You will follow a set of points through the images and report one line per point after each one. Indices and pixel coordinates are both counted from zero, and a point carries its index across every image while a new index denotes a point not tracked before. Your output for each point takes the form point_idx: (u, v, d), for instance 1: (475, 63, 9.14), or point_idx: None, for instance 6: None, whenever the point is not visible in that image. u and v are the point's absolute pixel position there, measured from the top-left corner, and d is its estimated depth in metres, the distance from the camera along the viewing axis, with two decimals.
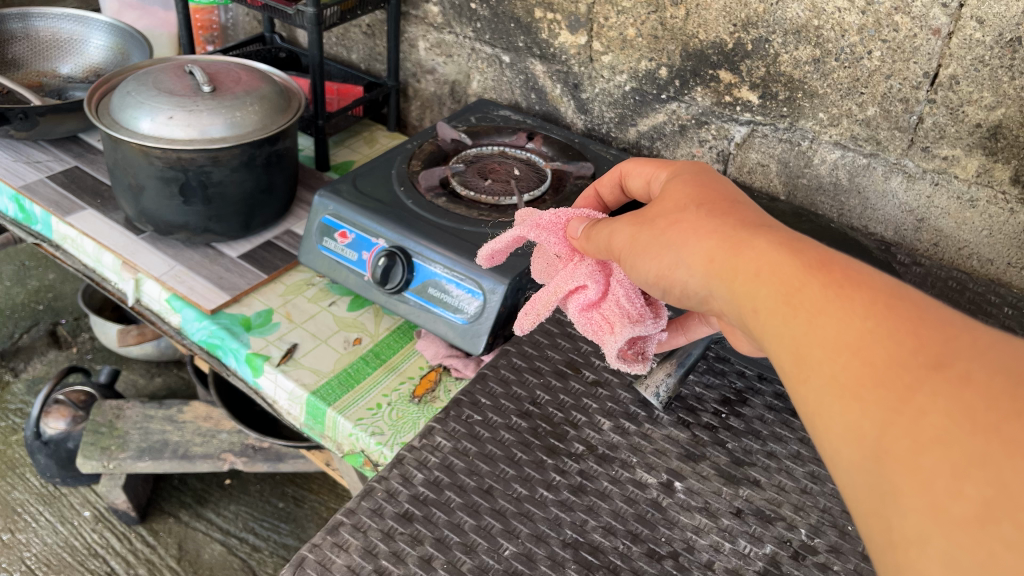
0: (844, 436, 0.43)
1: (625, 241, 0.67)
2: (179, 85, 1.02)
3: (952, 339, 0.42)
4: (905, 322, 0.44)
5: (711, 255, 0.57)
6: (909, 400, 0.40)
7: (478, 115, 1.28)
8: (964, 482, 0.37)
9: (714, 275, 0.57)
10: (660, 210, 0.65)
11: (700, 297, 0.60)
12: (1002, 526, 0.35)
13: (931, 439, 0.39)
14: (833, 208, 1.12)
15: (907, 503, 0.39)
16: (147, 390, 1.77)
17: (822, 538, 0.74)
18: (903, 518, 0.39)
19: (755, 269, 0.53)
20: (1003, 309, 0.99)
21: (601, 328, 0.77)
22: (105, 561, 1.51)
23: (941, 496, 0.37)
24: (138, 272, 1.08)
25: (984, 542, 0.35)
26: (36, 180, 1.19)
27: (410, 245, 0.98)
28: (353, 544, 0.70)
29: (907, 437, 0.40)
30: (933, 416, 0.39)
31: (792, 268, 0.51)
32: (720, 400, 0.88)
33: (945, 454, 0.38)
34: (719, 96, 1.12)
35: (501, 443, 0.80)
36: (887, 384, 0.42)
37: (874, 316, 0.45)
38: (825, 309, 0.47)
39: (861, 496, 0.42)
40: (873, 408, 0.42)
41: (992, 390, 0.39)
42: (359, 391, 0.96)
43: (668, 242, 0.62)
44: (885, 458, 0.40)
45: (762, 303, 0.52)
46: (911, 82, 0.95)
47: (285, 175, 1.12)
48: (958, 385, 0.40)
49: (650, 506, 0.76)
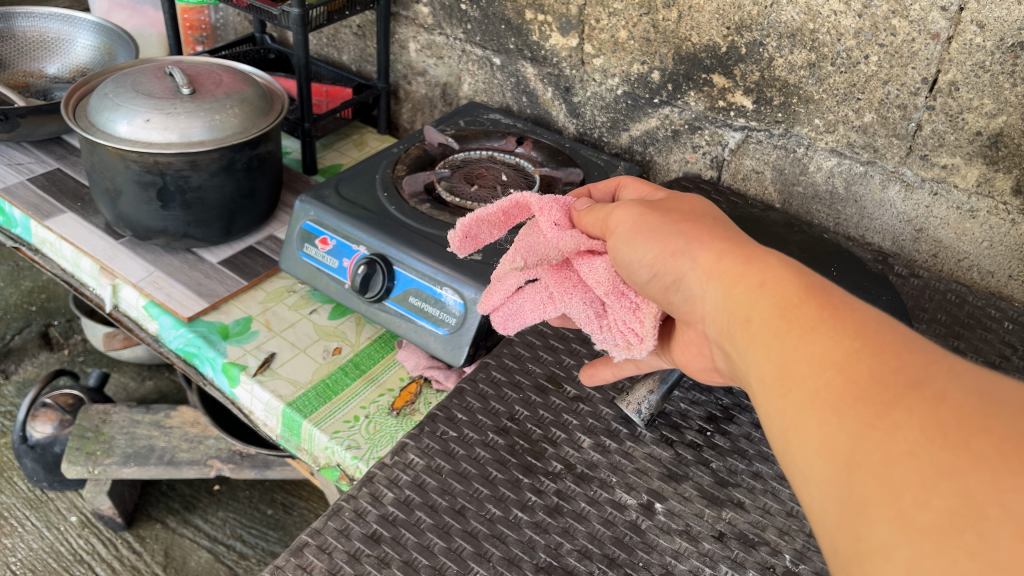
0: (817, 448, 0.42)
1: (629, 218, 0.63)
2: (158, 87, 1.00)
3: (933, 361, 0.42)
4: (891, 345, 0.43)
5: (717, 257, 0.56)
6: (885, 414, 0.40)
7: (468, 119, 1.25)
8: (932, 492, 0.37)
9: (711, 279, 0.55)
10: (679, 210, 0.62)
11: (684, 291, 0.58)
12: (965, 535, 0.35)
13: (904, 452, 0.38)
14: (829, 217, 1.09)
15: (874, 513, 0.38)
16: (138, 393, 1.76)
17: (808, 564, 0.71)
18: (870, 528, 0.38)
19: (760, 278, 0.52)
20: (1003, 324, 0.96)
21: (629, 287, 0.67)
22: (91, 568, 1.49)
23: (909, 507, 0.37)
24: (116, 277, 1.06)
25: (947, 551, 0.35)
26: (17, 183, 1.17)
27: (391, 252, 0.96)
28: (317, 566, 0.67)
29: (880, 449, 0.39)
30: (908, 431, 0.39)
31: (785, 282, 0.50)
32: (705, 417, 0.86)
33: (916, 467, 0.38)
34: (712, 101, 1.09)
35: (475, 460, 0.78)
36: (866, 399, 0.41)
37: (863, 336, 0.44)
38: (819, 326, 0.46)
39: (830, 509, 0.41)
40: (850, 420, 0.41)
41: (965, 409, 0.38)
42: (336, 403, 0.93)
43: (675, 230, 0.59)
44: (858, 470, 0.40)
45: (756, 313, 0.50)
46: (909, 88, 0.92)
47: (267, 179, 1.10)
48: (933, 403, 0.39)
49: (629, 528, 0.72)
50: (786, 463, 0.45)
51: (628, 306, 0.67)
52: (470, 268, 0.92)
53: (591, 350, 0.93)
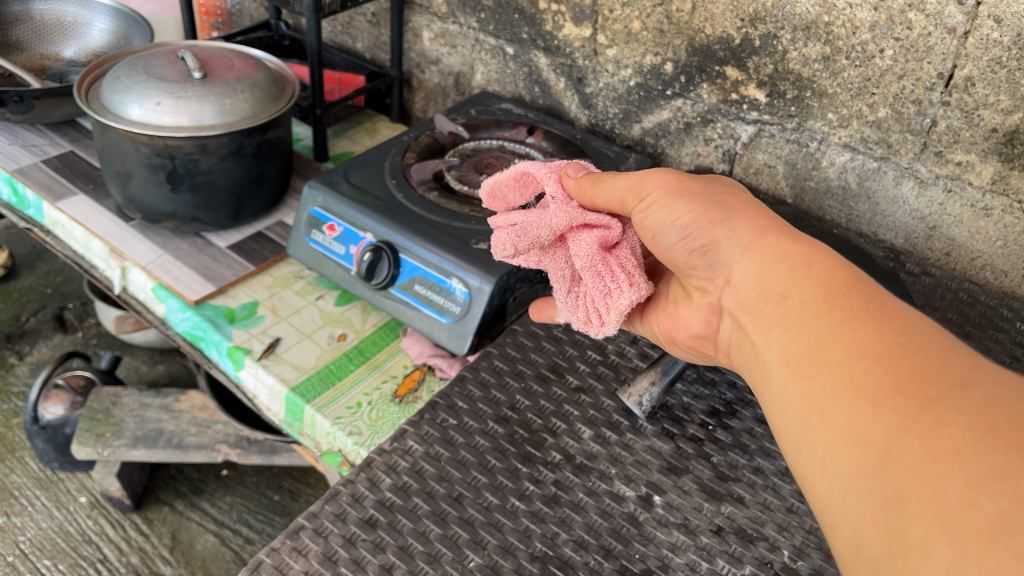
0: (848, 439, 0.42)
1: (666, 183, 0.61)
2: (170, 70, 1.00)
3: (979, 366, 0.42)
4: (936, 346, 0.44)
5: (761, 232, 0.55)
6: (928, 411, 0.40)
7: (479, 108, 1.25)
8: (979, 493, 0.36)
9: (748, 250, 0.55)
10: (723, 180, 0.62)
11: (711, 257, 0.58)
12: (1014, 539, 0.34)
13: (947, 449, 0.38)
14: (841, 213, 1.08)
15: (911, 509, 0.38)
16: (149, 377, 1.78)
17: (806, 561, 0.70)
18: (906, 525, 0.38)
19: (804, 262, 0.51)
20: (1014, 324, 0.94)
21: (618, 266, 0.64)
22: (98, 548, 1.51)
23: (952, 506, 0.36)
24: (125, 260, 1.06)
25: (993, 552, 0.34)
26: (30, 164, 1.18)
27: (397, 240, 0.96)
28: (312, 549, 0.67)
29: (921, 445, 0.39)
30: (952, 429, 0.39)
31: (835, 272, 0.50)
32: (708, 411, 0.85)
33: (962, 466, 0.37)
34: (725, 94, 1.08)
35: (475, 449, 0.78)
36: (909, 393, 0.41)
37: (907, 333, 0.45)
38: (861, 315, 0.46)
39: (856, 503, 0.41)
40: (889, 413, 0.41)
41: (1015, 412, 0.38)
42: (339, 389, 0.93)
43: (720, 202, 0.58)
44: (893, 463, 0.39)
45: (795, 293, 0.50)
46: (924, 83, 0.91)
47: (276, 165, 1.10)
48: (982, 405, 0.39)
49: (626, 520, 0.72)
50: (806, 451, 0.45)
51: (598, 288, 0.64)
52: (476, 257, 0.92)
53: (595, 341, 0.93)
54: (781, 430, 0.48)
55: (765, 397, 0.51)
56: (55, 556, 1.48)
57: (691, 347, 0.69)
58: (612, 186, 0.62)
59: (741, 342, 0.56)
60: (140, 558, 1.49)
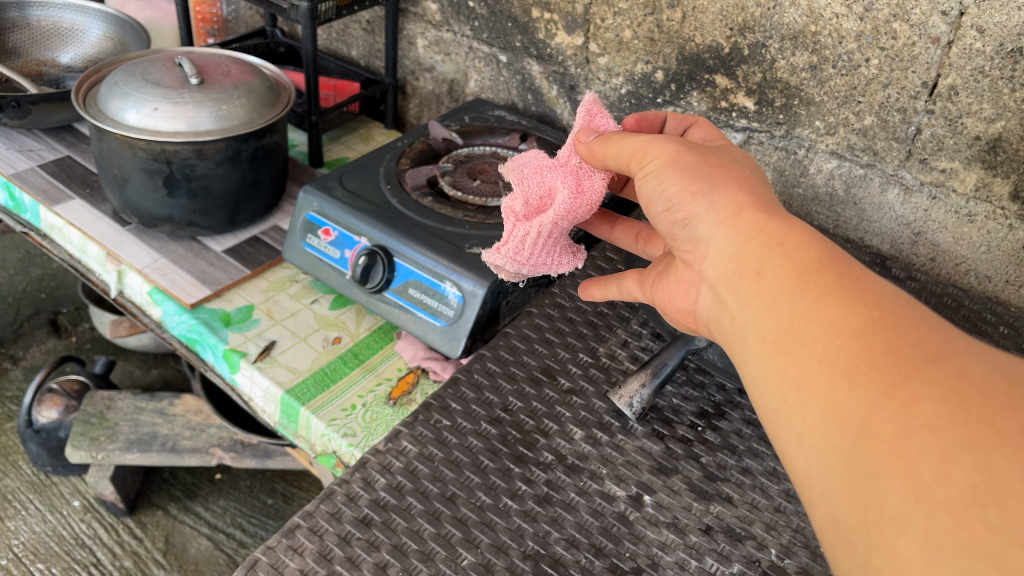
0: (825, 415, 0.43)
1: (664, 154, 0.60)
2: (167, 76, 1.01)
3: (951, 340, 0.43)
4: (909, 319, 0.44)
5: (738, 207, 0.55)
6: (903, 386, 0.40)
7: (472, 115, 1.26)
8: (952, 467, 0.37)
9: (724, 226, 0.54)
10: (709, 151, 0.61)
11: (690, 230, 0.57)
12: (987, 511, 0.35)
13: (922, 425, 0.39)
14: (829, 219, 1.09)
15: (886, 483, 0.39)
16: (143, 381, 1.78)
17: (793, 560, 0.72)
18: (881, 499, 0.39)
19: (779, 236, 0.51)
20: (998, 328, 0.96)
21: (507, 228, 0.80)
22: (92, 552, 1.51)
23: (927, 481, 0.37)
24: (121, 263, 1.07)
25: (966, 526, 0.35)
26: (27, 169, 1.19)
27: (392, 244, 0.97)
28: (308, 547, 0.69)
29: (895, 420, 0.40)
30: (925, 404, 0.39)
31: (813, 245, 0.49)
32: (697, 413, 0.86)
33: (936, 440, 0.38)
34: (714, 102, 1.09)
35: (468, 449, 0.79)
36: (882, 369, 0.42)
37: (880, 307, 0.45)
38: (834, 290, 0.46)
39: (833, 478, 0.41)
40: (865, 389, 0.41)
41: (987, 387, 0.39)
42: (334, 391, 0.94)
43: (704, 172, 0.58)
44: (869, 438, 0.40)
45: (769, 269, 0.50)
46: (909, 92, 0.92)
47: (272, 170, 1.11)
48: (954, 378, 0.40)
49: (616, 519, 0.73)
50: (783, 426, 0.46)
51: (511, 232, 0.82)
52: (469, 261, 0.93)
53: (587, 344, 0.94)
54: (760, 406, 0.49)
55: (741, 370, 0.51)
56: (48, 559, 1.49)
57: (673, 318, 0.68)
58: (622, 149, 0.64)
59: (719, 314, 0.56)
60: (134, 562, 1.49)
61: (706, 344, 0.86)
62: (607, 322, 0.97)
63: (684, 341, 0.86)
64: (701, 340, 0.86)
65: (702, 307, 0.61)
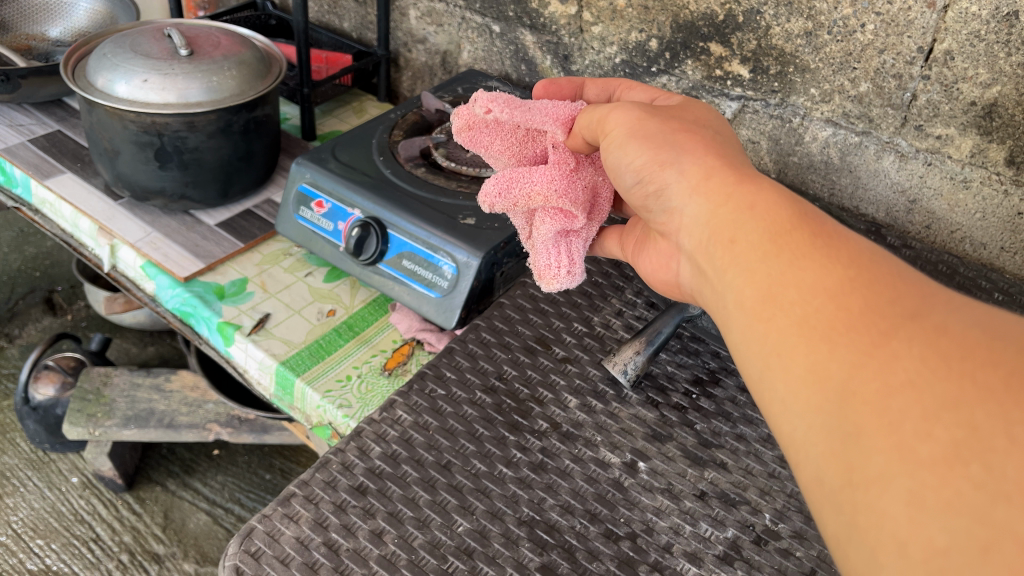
0: (806, 378, 0.42)
1: (627, 122, 0.60)
2: (157, 48, 1.00)
3: (930, 294, 0.42)
4: (884, 276, 0.43)
5: (708, 173, 0.54)
6: (882, 344, 0.40)
7: (466, 86, 1.25)
8: (934, 423, 0.36)
9: (696, 192, 0.54)
10: (679, 116, 0.61)
11: (664, 201, 0.57)
12: (970, 468, 0.34)
13: (903, 382, 0.38)
14: (824, 187, 1.09)
15: (870, 444, 0.38)
16: (140, 358, 1.78)
17: (787, 524, 0.72)
18: (865, 458, 0.38)
19: (750, 200, 0.51)
20: (993, 295, 0.96)
21: (564, 250, 0.73)
22: (91, 528, 1.52)
23: (910, 438, 0.36)
24: (114, 237, 1.06)
25: (951, 482, 0.34)
26: (18, 143, 1.19)
27: (385, 215, 0.96)
28: (303, 515, 0.69)
29: (876, 379, 0.39)
30: (905, 361, 0.39)
31: (786, 208, 0.49)
32: (692, 380, 0.86)
33: (917, 397, 0.37)
34: (709, 70, 1.09)
35: (463, 418, 0.79)
36: (861, 328, 0.41)
37: (856, 266, 0.44)
38: (810, 252, 0.46)
39: (817, 441, 0.41)
40: (844, 349, 0.41)
41: (966, 338, 0.38)
42: (329, 362, 0.94)
43: (671, 139, 0.58)
44: (851, 399, 0.40)
45: (743, 236, 0.50)
46: (905, 57, 0.92)
47: (264, 143, 1.10)
48: (934, 333, 0.39)
49: (611, 486, 0.74)
50: (767, 392, 0.45)
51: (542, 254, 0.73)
52: (463, 232, 0.93)
53: (582, 313, 0.94)
54: (744, 373, 0.48)
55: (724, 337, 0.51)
56: (48, 535, 1.50)
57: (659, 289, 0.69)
58: (592, 116, 0.65)
59: (700, 284, 0.56)
60: (133, 537, 1.51)
61: (700, 310, 0.87)
62: (602, 292, 0.97)
63: (678, 309, 0.87)
64: (695, 307, 0.87)
65: (685, 277, 0.61)
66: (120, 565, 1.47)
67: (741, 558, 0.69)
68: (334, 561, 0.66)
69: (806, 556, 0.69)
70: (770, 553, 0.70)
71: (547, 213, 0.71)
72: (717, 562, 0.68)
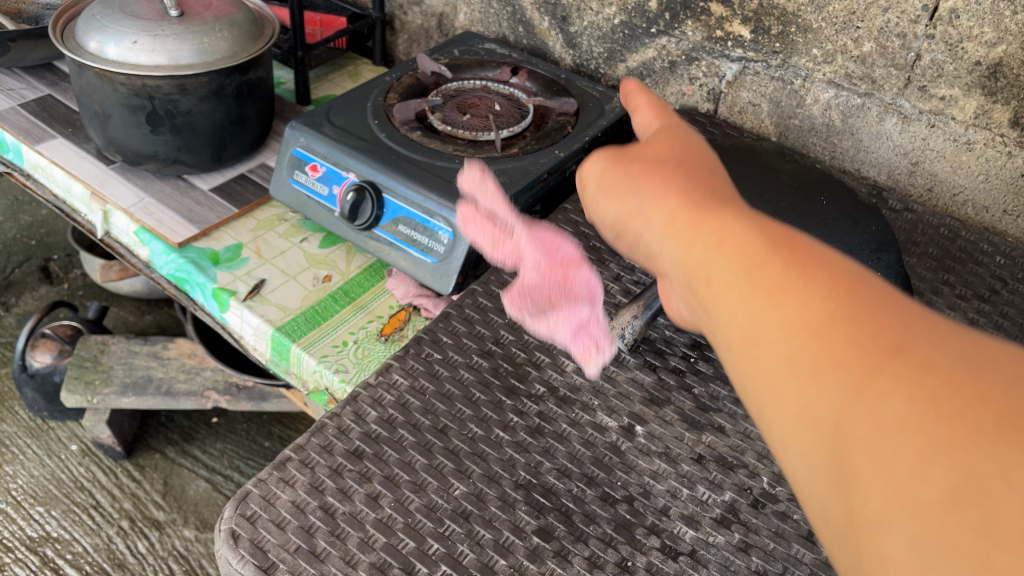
0: (796, 421, 0.35)
1: (610, 167, 0.54)
2: (146, 7, 0.97)
3: (930, 322, 0.33)
4: (874, 297, 0.35)
5: (669, 212, 0.47)
6: (871, 383, 0.32)
7: (462, 48, 1.23)
8: (931, 464, 0.29)
9: (665, 237, 0.46)
10: (647, 151, 0.53)
11: (642, 246, 0.50)
12: (977, 526, 0.27)
13: (902, 433, 0.30)
14: (825, 150, 1.08)
15: (870, 499, 0.31)
16: (137, 327, 1.78)
17: (785, 487, 0.72)
18: (865, 510, 0.31)
19: (716, 234, 0.42)
20: (994, 259, 0.95)
21: (582, 338, 0.82)
22: (91, 495, 1.53)
23: (907, 481, 0.30)
24: (107, 203, 1.05)
25: (958, 536, 0.28)
26: (8, 108, 1.17)
27: (380, 179, 0.95)
28: (299, 479, 0.69)
29: (867, 427, 0.31)
30: (898, 401, 0.31)
31: (753, 237, 0.40)
32: (690, 343, 0.85)
33: (913, 439, 0.30)
34: (709, 31, 1.07)
35: (459, 382, 0.78)
36: (849, 355, 0.33)
37: (840, 292, 0.35)
38: (784, 278, 0.37)
39: (817, 472, 0.34)
40: (831, 392, 0.33)
41: (963, 377, 0.30)
42: (325, 328, 0.94)
43: (634, 183, 0.51)
44: (846, 447, 0.32)
45: (711, 279, 0.41)
46: (909, 16, 0.90)
47: (258, 107, 1.09)
48: (928, 374, 0.31)
49: (608, 450, 0.74)
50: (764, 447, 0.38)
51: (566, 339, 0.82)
52: (459, 196, 0.92)
53: None
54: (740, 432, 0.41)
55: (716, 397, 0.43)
56: (48, 502, 1.51)
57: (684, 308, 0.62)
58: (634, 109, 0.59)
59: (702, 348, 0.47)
60: (133, 504, 1.52)
61: None
62: (600, 257, 0.95)
63: None
64: None
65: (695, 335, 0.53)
66: (121, 532, 1.48)
67: (739, 521, 0.69)
68: (330, 525, 0.66)
69: (803, 519, 0.70)
70: (767, 516, 0.70)
71: (558, 321, 0.82)
72: (714, 525, 0.69)
